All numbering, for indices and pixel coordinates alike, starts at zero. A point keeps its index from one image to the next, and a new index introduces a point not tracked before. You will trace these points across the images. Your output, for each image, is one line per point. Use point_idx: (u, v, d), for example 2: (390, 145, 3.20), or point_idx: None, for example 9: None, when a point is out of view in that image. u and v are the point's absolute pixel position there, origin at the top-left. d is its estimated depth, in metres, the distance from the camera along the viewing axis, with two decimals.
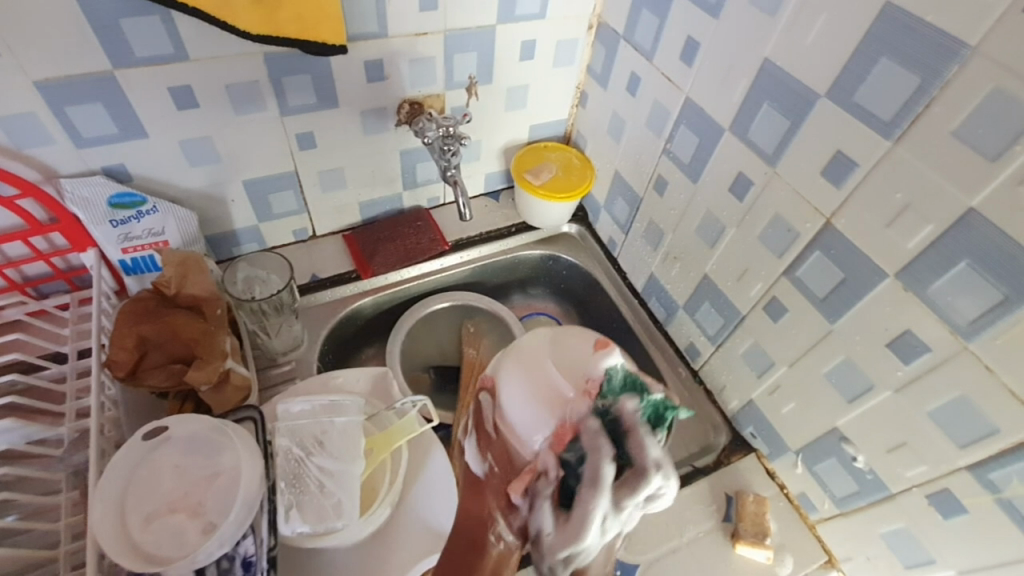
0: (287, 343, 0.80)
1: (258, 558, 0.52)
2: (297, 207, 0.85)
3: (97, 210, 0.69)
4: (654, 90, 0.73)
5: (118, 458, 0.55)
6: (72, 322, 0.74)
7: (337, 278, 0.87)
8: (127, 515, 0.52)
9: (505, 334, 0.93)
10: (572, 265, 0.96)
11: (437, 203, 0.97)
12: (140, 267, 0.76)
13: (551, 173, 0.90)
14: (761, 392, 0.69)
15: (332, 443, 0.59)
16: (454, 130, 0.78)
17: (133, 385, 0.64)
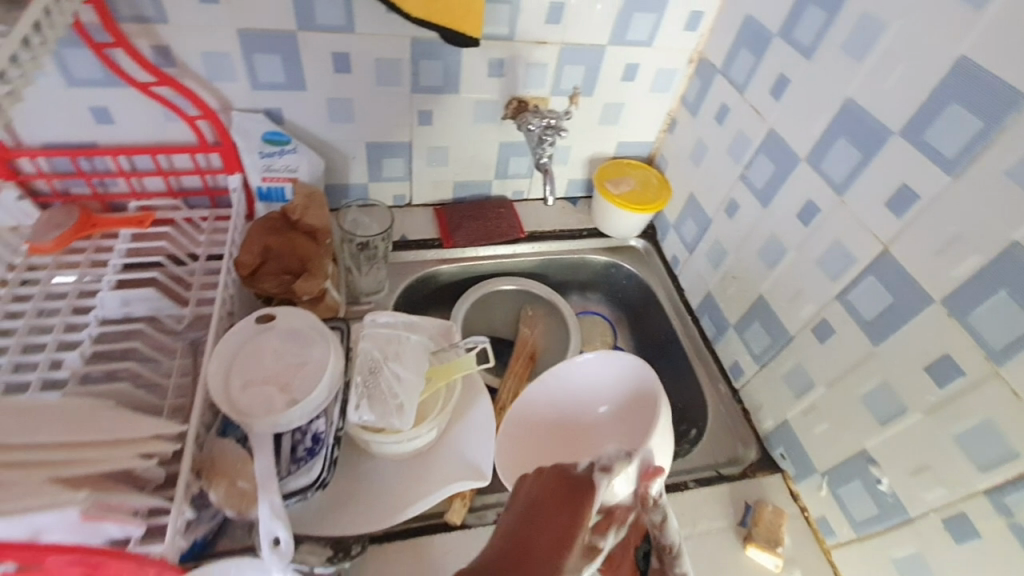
0: (372, 286, 0.91)
1: (326, 435, 0.62)
2: (403, 175, 0.96)
3: (252, 141, 0.83)
4: (740, 121, 0.80)
5: (233, 333, 0.67)
6: (208, 231, 0.88)
7: (422, 242, 0.98)
8: (232, 379, 0.64)
9: (559, 325, 0.98)
10: (633, 275, 1.03)
11: (521, 196, 1.06)
12: (271, 197, 0.89)
13: (630, 186, 0.98)
14: (797, 412, 0.72)
15: (406, 358, 0.66)
16: (553, 122, 0.88)
17: (250, 285, 0.77)
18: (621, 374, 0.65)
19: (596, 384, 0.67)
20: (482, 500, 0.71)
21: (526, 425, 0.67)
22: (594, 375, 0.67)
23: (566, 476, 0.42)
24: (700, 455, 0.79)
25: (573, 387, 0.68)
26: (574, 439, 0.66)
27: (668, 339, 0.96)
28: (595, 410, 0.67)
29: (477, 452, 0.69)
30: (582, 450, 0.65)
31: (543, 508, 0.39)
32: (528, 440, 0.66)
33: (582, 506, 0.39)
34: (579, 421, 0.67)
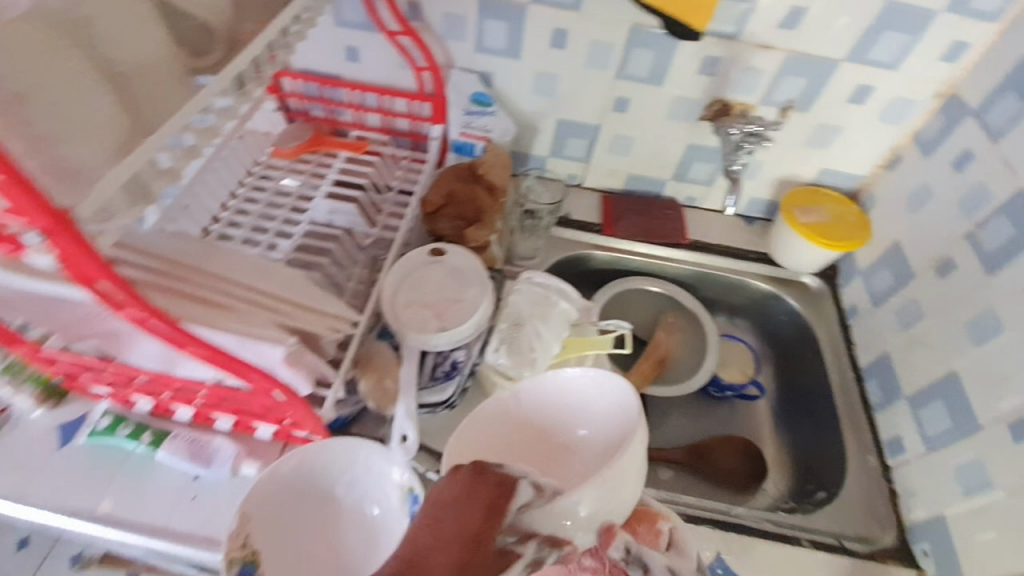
0: (528, 252, 0.96)
1: (463, 365, 0.69)
2: (582, 156, 0.98)
3: (462, 98, 0.91)
4: (984, 172, 0.69)
5: (410, 256, 0.76)
6: (403, 170, 1.00)
7: (584, 224, 1.00)
8: (400, 294, 0.73)
9: (699, 340, 0.97)
10: (794, 313, 0.95)
11: (693, 203, 1.02)
12: (463, 150, 0.96)
13: (821, 218, 0.90)
14: (959, 511, 0.65)
15: (550, 322, 0.70)
16: (758, 130, 0.85)
17: (429, 222, 0.86)
18: (615, 400, 0.52)
19: (584, 404, 0.54)
20: None
21: (488, 428, 0.55)
22: (585, 389, 0.54)
23: (486, 473, 0.40)
24: (826, 520, 0.72)
25: (558, 396, 0.55)
26: (548, 452, 0.55)
27: (818, 391, 0.89)
28: (577, 428, 0.55)
29: None
30: (549, 465, 0.55)
31: (455, 505, 0.37)
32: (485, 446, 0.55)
33: (497, 503, 0.38)
34: (556, 433, 0.56)
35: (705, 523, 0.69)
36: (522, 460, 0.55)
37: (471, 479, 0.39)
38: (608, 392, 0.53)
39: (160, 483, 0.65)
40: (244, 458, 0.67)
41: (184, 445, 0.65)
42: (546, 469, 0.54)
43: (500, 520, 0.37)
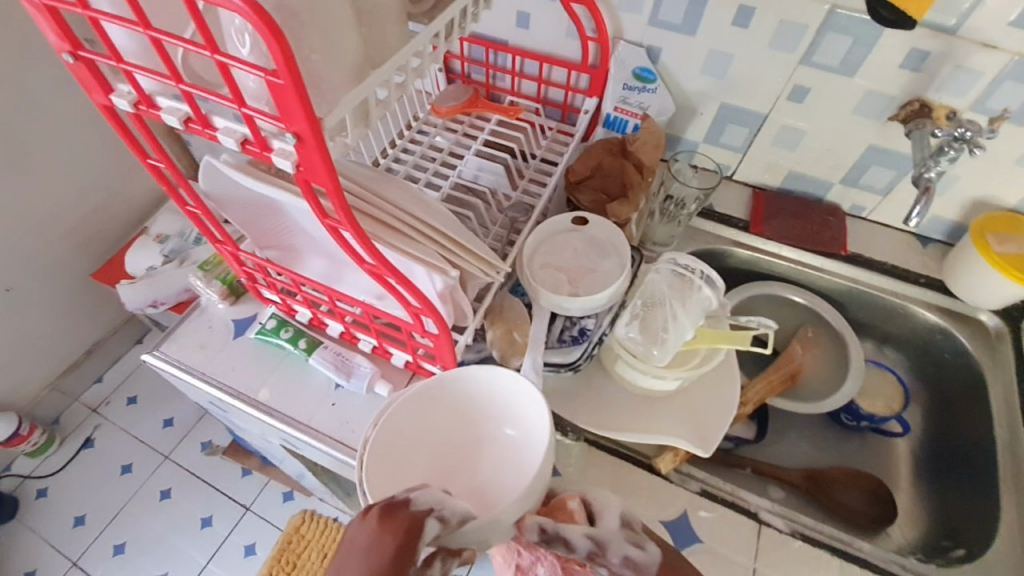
0: (662, 237, 0.93)
1: (591, 333, 0.69)
2: (740, 145, 0.94)
3: (625, 72, 0.90)
4: None
5: (554, 219, 0.77)
6: (549, 139, 1.01)
7: (724, 218, 0.95)
8: (536, 256, 0.74)
9: (839, 362, 0.91)
10: (961, 352, 0.86)
11: (859, 212, 0.94)
12: (614, 126, 0.95)
13: (1020, 248, 0.78)
14: None
15: (689, 305, 0.67)
16: (968, 135, 0.71)
17: (571, 191, 0.86)
18: (522, 400, 0.62)
19: (499, 400, 0.64)
20: (688, 470, 0.70)
21: (405, 428, 0.61)
22: (509, 390, 0.63)
23: (394, 514, 0.44)
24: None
25: (484, 394, 0.64)
26: (467, 449, 0.65)
27: (978, 443, 0.79)
28: (499, 429, 0.65)
29: (712, 426, 0.70)
30: (461, 464, 0.64)
31: (371, 552, 0.41)
32: (401, 451, 0.60)
33: (411, 537, 0.43)
34: (481, 428, 0.65)
35: (825, 549, 0.64)
36: (439, 460, 0.64)
37: (379, 527, 0.43)
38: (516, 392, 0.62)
39: (313, 383, 0.74)
40: (378, 379, 0.73)
41: (331, 357, 0.73)
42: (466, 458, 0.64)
43: (413, 554, 0.42)
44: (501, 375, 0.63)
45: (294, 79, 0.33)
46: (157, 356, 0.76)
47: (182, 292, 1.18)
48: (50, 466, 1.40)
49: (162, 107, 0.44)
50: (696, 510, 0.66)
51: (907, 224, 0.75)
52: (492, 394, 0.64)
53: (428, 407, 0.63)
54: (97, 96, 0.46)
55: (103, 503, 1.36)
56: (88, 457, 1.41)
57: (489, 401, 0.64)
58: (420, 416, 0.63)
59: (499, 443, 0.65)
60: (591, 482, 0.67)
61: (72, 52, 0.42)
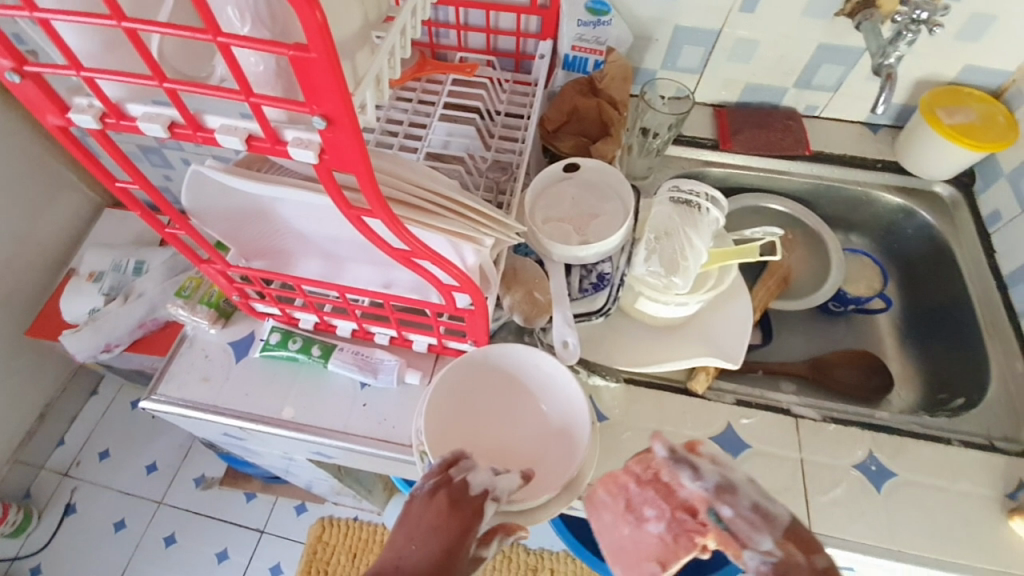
0: (642, 170, 0.95)
1: (611, 275, 0.69)
2: (696, 66, 0.95)
3: (577, 8, 0.87)
4: None
5: (545, 171, 0.76)
6: (508, 92, 0.98)
7: (694, 141, 0.96)
8: (537, 211, 0.74)
9: (821, 259, 0.95)
10: (925, 226, 0.92)
11: (813, 112, 0.97)
12: (574, 66, 0.93)
13: (967, 118, 0.83)
14: None
15: (700, 228, 0.68)
16: (925, 16, 0.74)
17: (551, 140, 0.85)
18: (557, 377, 0.62)
19: (536, 374, 0.64)
20: (720, 385, 0.73)
21: (446, 399, 0.62)
22: (544, 366, 0.63)
23: (458, 505, 0.47)
24: (974, 422, 0.71)
25: (521, 365, 0.64)
26: (502, 419, 0.64)
27: (955, 302, 0.86)
28: (536, 402, 0.64)
29: (733, 339, 0.73)
30: (493, 436, 0.63)
31: (439, 528, 0.44)
32: (442, 422, 0.61)
33: (469, 521, 0.46)
34: (517, 401, 0.64)
35: (856, 426, 0.68)
36: (472, 430, 0.63)
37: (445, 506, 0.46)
38: (550, 370, 0.62)
39: (336, 388, 0.70)
40: (407, 368, 0.70)
41: (351, 358, 0.69)
42: (502, 429, 0.64)
43: (473, 535, 0.46)
44: (539, 355, 0.62)
45: (326, 52, 0.30)
46: (157, 401, 0.70)
47: (137, 329, 1.09)
48: (34, 543, 1.29)
49: (136, 117, 0.38)
50: (738, 420, 0.69)
51: (877, 112, 0.78)
52: (525, 368, 0.64)
53: (464, 371, 0.63)
54: (50, 117, 0.39)
55: (106, 564, 1.27)
56: (74, 525, 1.31)
57: (524, 376, 0.64)
58: (454, 387, 0.63)
59: (534, 418, 0.64)
60: (636, 415, 0.69)
61: (18, 69, 0.36)
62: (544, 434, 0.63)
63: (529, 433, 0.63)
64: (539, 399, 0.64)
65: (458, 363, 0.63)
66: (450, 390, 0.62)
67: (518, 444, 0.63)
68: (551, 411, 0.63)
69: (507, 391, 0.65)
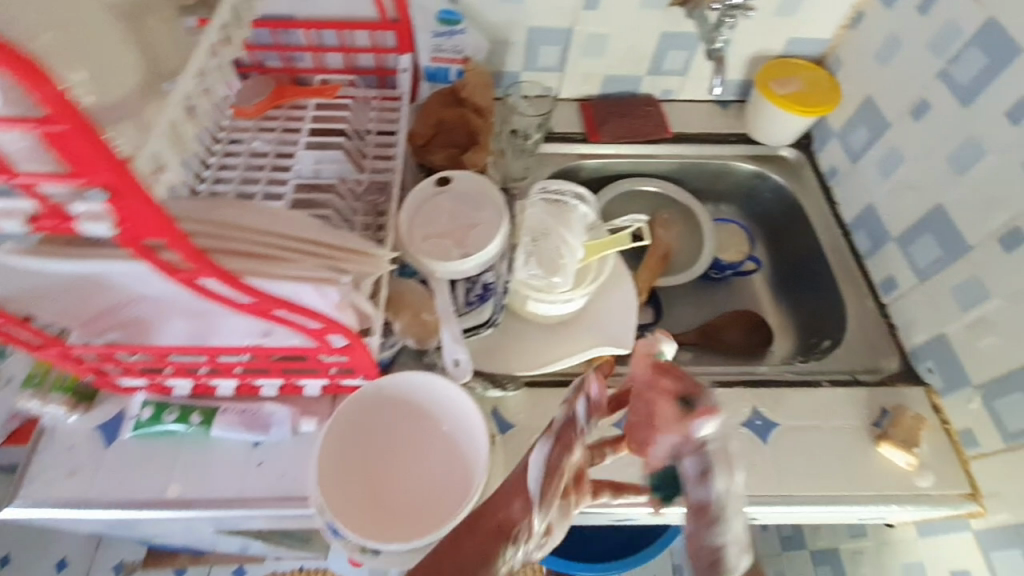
0: (519, 172, 0.95)
1: (495, 285, 0.70)
2: (556, 64, 0.97)
3: (429, 20, 0.87)
4: (954, 9, 0.71)
5: (416, 189, 0.75)
6: (376, 109, 0.96)
7: (566, 136, 1.00)
8: (414, 231, 0.73)
9: (694, 232, 1.02)
10: (779, 187, 1.00)
11: (670, 96, 1.03)
12: (437, 77, 0.94)
13: (797, 87, 0.91)
14: (959, 325, 0.70)
15: (572, 224, 0.71)
16: (740, 2, 0.80)
17: (422, 155, 0.84)
18: (448, 393, 0.62)
19: (428, 397, 0.63)
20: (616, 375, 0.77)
21: (340, 446, 0.60)
22: (433, 386, 0.62)
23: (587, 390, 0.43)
24: (840, 361, 0.79)
25: (426, 401, 0.63)
26: (405, 452, 0.63)
27: (811, 253, 0.95)
28: (436, 423, 0.63)
29: (621, 323, 0.76)
30: (399, 471, 0.62)
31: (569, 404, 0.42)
32: (339, 472, 0.59)
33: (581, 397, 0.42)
34: (417, 429, 0.63)
35: (738, 386, 0.74)
36: (375, 470, 0.61)
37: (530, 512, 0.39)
38: (440, 388, 0.62)
39: (226, 452, 0.66)
40: (301, 416, 0.67)
41: (238, 418, 0.65)
42: (408, 460, 0.62)
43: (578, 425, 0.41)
44: (425, 376, 0.62)
45: (78, 123, 0.28)
46: (21, 506, 0.63)
47: None
48: None
49: None
50: None
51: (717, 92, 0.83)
52: (416, 392, 0.63)
53: (355, 413, 0.61)
54: None
55: None
56: None
57: (417, 400, 0.63)
58: (346, 433, 0.61)
59: (438, 439, 0.63)
60: (541, 418, 0.71)
61: None
62: (450, 454, 0.62)
63: (436, 455, 0.62)
64: (438, 419, 0.63)
65: (345, 406, 0.61)
66: (342, 436, 0.61)
67: (427, 470, 0.62)
68: (451, 428, 0.63)
69: (411, 435, 0.63)
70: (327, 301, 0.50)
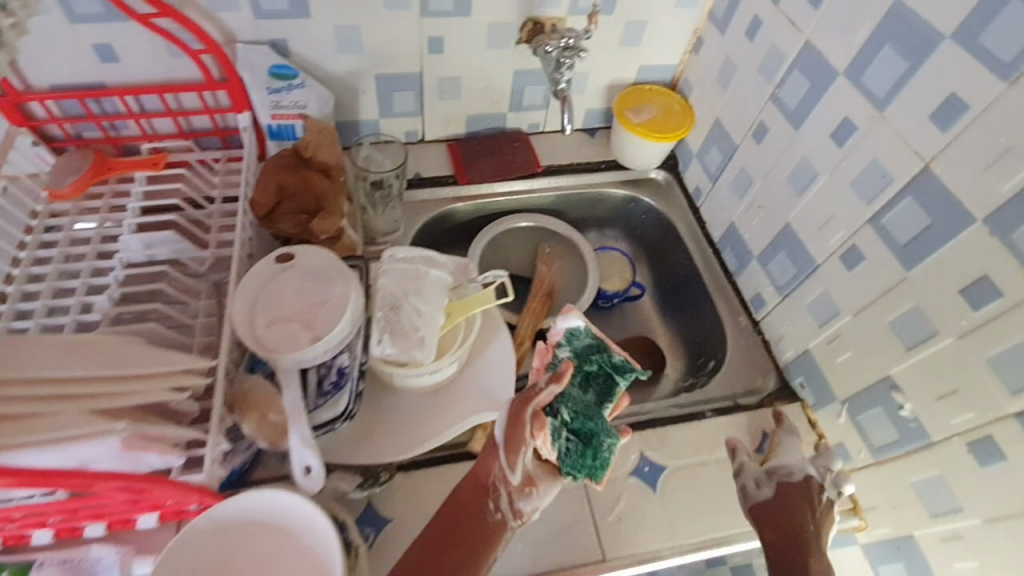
0: (388, 226, 0.90)
1: (351, 368, 0.65)
2: (414, 108, 0.93)
3: (259, 76, 0.80)
4: (773, 34, 0.73)
5: (255, 271, 0.68)
6: (221, 174, 0.88)
7: (437, 180, 0.96)
8: (257, 317, 0.66)
9: (577, 264, 1.00)
10: (651, 209, 1.01)
11: (537, 129, 1.02)
12: (283, 135, 0.86)
13: (651, 114, 0.93)
14: (819, 341, 0.72)
15: (426, 291, 0.67)
16: (572, 41, 0.81)
17: (268, 225, 0.77)
18: (306, 515, 0.56)
19: (286, 521, 0.57)
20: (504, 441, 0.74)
21: None
22: (291, 508, 0.57)
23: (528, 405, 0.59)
24: (723, 386, 0.80)
25: (289, 525, 0.57)
26: None
27: (687, 273, 0.96)
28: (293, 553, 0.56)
29: (500, 383, 0.73)
30: None
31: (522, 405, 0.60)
32: None
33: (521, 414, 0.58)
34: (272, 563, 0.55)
35: (625, 430, 0.73)
36: None
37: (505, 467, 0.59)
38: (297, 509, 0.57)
39: None
40: (136, 555, 0.58)
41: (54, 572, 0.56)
42: None
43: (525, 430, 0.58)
44: (279, 496, 0.57)
45: None
46: None
47: None
48: None
49: None
50: None
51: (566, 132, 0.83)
52: (271, 518, 0.57)
53: (196, 549, 0.54)
54: None
55: None
56: None
57: (270, 530, 0.56)
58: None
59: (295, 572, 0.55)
60: (420, 504, 0.67)
61: None
62: None
63: None
64: (294, 548, 0.56)
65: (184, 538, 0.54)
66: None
67: None
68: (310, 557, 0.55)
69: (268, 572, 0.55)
70: (79, 456, 0.46)
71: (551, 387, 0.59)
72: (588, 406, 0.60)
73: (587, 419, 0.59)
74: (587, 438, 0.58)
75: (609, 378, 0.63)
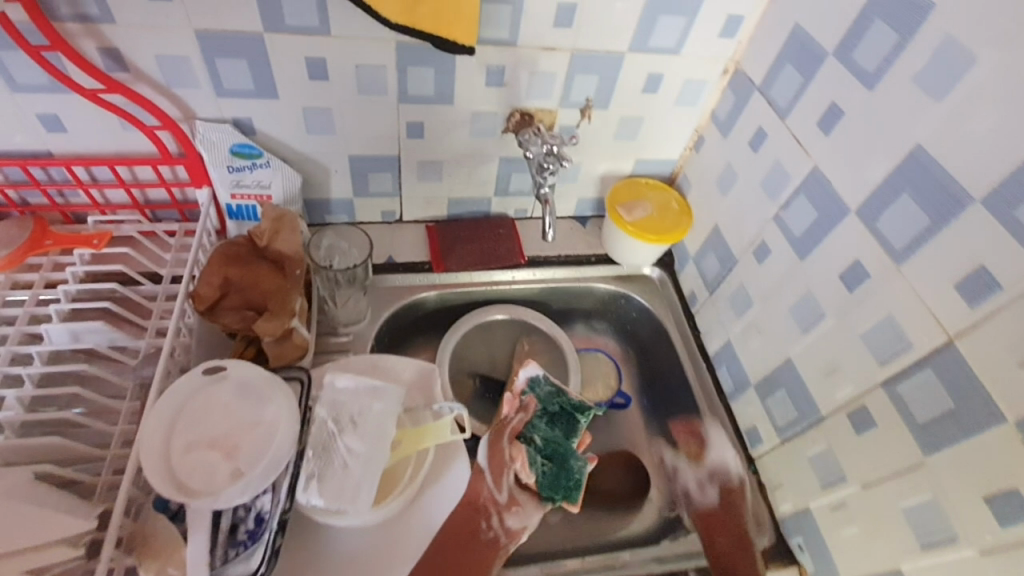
0: (351, 316, 0.83)
1: (270, 516, 0.55)
2: (391, 190, 0.86)
3: (220, 154, 0.74)
4: (779, 151, 0.67)
5: (178, 384, 0.59)
6: (174, 250, 0.80)
7: (411, 266, 0.88)
8: (173, 440, 0.57)
9: (559, 363, 0.90)
10: (643, 309, 0.93)
11: (524, 215, 0.95)
12: (242, 215, 0.80)
13: (645, 212, 0.86)
14: (823, 506, 0.63)
15: (365, 425, 0.60)
16: (556, 148, 0.74)
17: (209, 319, 0.68)
18: None
19: None
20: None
21: None
22: None
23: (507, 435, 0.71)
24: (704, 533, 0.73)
25: None
26: None
27: (676, 384, 0.86)
28: None
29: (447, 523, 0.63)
30: None
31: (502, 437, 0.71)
32: None
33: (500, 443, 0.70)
34: None
35: None
36: None
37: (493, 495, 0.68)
38: None
39: None
40: None
41: None
42: None
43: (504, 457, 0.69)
44: None
45: None
46: None
47: None
48: None
49: None
50: None
51: (545, 241, 0.76)
52: None
53: None
54: None
55: None
56: None
57: None
58: None
59: None
60: None
61: None
62: None
63: None
64: None
65: None
66: None
67: None
68: None
69: None
70: None
71: (520, 417, 0.72)
72: (555, 437, 0.73)
73: (557, 445, 0.72)
74: (558, 461, 0.71)
75: (570, 418, 0.74)
